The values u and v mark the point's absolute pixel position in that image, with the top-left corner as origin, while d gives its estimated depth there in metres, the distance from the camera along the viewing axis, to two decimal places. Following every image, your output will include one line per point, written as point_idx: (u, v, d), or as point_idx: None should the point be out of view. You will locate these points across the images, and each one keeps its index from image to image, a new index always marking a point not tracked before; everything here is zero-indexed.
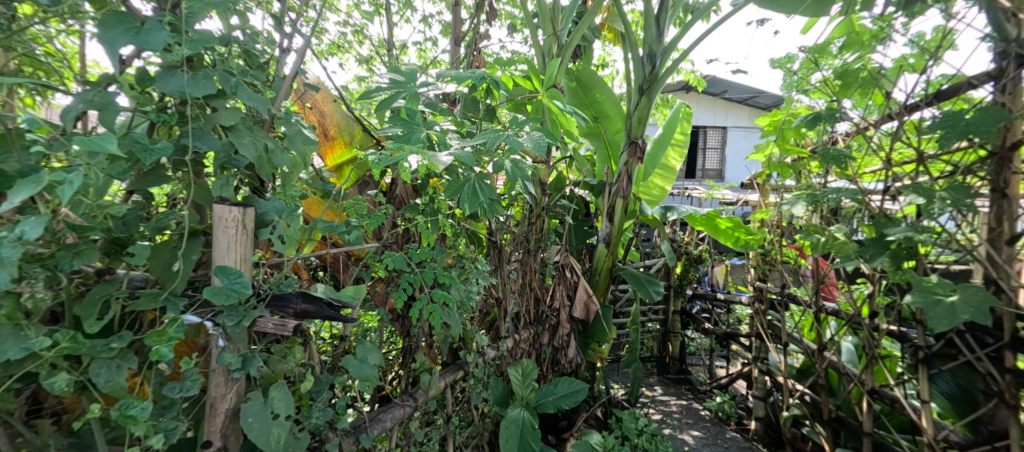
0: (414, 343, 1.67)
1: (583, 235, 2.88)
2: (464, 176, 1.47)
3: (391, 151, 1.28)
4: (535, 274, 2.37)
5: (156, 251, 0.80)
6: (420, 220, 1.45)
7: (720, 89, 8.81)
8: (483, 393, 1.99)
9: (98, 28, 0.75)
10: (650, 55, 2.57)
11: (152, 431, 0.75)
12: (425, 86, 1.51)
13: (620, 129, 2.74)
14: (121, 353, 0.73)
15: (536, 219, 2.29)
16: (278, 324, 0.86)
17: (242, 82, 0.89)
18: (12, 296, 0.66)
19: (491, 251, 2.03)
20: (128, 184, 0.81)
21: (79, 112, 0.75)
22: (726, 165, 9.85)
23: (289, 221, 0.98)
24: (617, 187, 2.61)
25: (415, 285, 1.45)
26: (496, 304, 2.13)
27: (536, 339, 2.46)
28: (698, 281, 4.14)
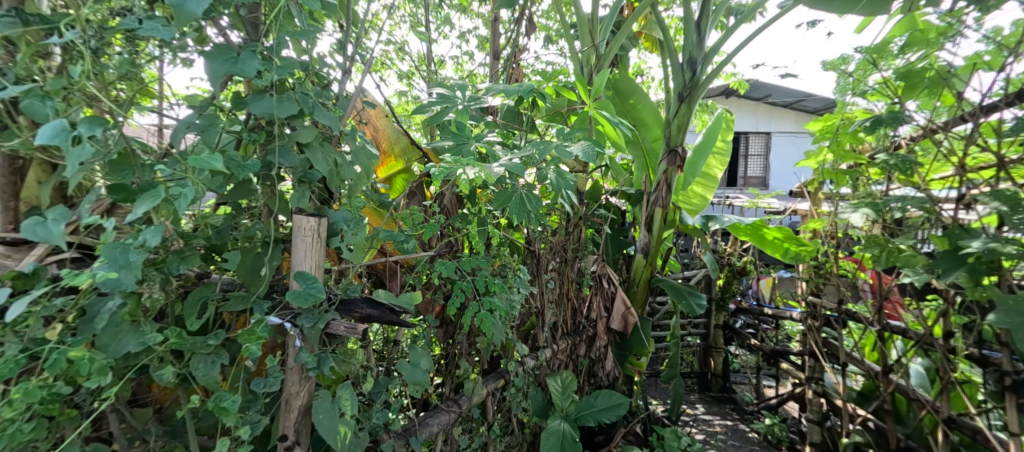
0: (458, 351, 1.71)
1: (620, 246, 2.84)
2: (513, 187, 1.51)
3: (450, 163, 1.32)
4: (573, 284, 2.37)
5: (245, 257, 0.87)
6: (471, 230, 1.50)
7: (764, 94, 8.48)
8: (523, 402, 1.99)
9: (203, 58, 0.82)
10: (691, 61, 2.53)
11: (241, 422, 0.80)
12: (474, 100, 1.59)
13: (659, 137, 2.69)
14: (216, 349, 0.79)
15: (573, 228, 2.28)
16: (349, 327, 0.90)
17: (318, 102, 0.96)
18: (135, 295, 0.74)
19: (529, 260, 2.04)
20: (223, 196, 0.88)
21: (186, 133, 0.82)
22: (771, 173, 9.51)
23: (356, 230, 1.04)
24: (656, 196, 2.58)
25: (466, 292, 1.50)
26: (535, 313, 2.13)
27: (574, 350, 2.45)
28: (742, 294, 3.99)
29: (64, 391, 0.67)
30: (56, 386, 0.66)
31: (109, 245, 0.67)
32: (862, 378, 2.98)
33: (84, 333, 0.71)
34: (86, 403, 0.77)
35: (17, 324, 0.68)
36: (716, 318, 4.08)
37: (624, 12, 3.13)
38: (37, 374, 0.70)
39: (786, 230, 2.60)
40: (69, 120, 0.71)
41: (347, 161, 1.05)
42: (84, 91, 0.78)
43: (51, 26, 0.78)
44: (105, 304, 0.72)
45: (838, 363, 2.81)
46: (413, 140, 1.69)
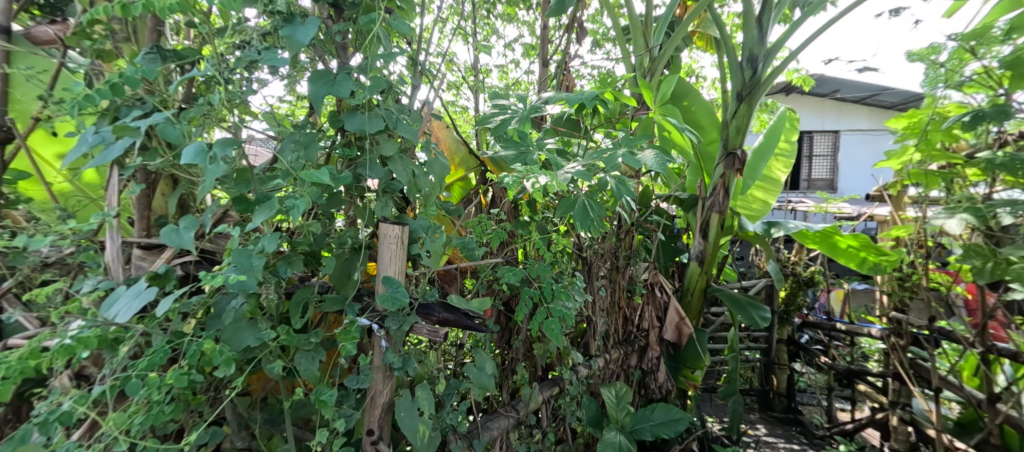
0: (516, 356, 1.73)
1: (673, 254, 2.76)
2: (575, 195, 1.52)
3: (522, 172, 1.33)
4: (624, 292, 2.32)
5: (339, 262, 0.95)
6: (536, 237, 1.53)
7: (832, 89, 7.88)
8: (577, 411, 1.97)
9: (307, 83, 0.91)
10: (751, 60, 2.42)
11: (337, 415, 0.86)
12: (534, 110, 1.58)
13: (714, 139, 2.57)
14: (316, 346, 0.87)
15: (625, 235, 2.23)
16: (432, 329, 0.95)
17: (400, 118, 1.02)
18: (255, 294, 0.83)
19: (583, 266, 1.99)
20: (321, 206, 0.94)
21: (292, 149, 0.89)
22: (841, 175, 8.83)
23: (433, 237, 1.08)
24: (712, 201, 2.45)
25: (532, 297, 1.52)
26: (587, 321, 2.09)
27: (625, 360, 2.38)
28: (808, 309, 3.74)
29: (197, 378, 0.77)
30: (193, 373, 0.75)
31: (236, 251, 0.75)
32: (955, 405, 2.72)
33: (213, 327, 0.80)
34: (212, 390, 0.86)
35: (161, 318, 0.78)
36: (780, 332, 3.82)
37: (678, 12, 3.06)
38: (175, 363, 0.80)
39: (864, 238, 2.30)
40: (206, 142, 0.81)
41: (423, 171, 1.08)
42: (218, 117, 0.88)
43: (185, 61, 0.90)
44: (230, 302, 0.81)
45: (926, 388, 2.57)
46: (473, 151, 1.67)
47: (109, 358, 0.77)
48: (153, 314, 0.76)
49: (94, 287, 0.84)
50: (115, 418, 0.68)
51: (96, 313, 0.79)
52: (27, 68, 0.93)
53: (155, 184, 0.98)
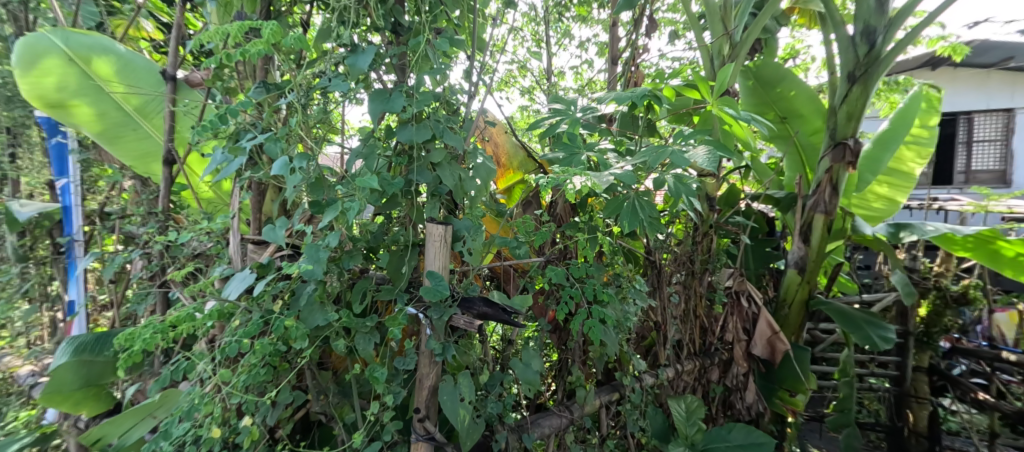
0: (570, 357, 1.73)
1: (770, 259, 2.38)
2: (624, 194, 1.37)
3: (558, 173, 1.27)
4: (702, 300, 2.17)
5: (392, 257, 1.06)
6: (581, 237, 1.49)
7: (1001, 57, 5.94)
8: (641, 421, 1.84)
9: (365, 103, 1.04)
10: (868, 33, 2.18)
11: (388, 390, 0.97)
12: (587, 110, 1.54)
13: (818, 129, 2.37)
14: (373, 330, 0.98)
15: (701, 238, 2.10)
16: (468, 321, 1.02)
17: (448, 127, 1.11)
18: (323, 282, 0.96)
19: (649, 270, 1.95)
20: (377, 207, 1.05)
21: (356, 162, 1.03)
22: (1016, 164, 6.94)
23: (475, 237, 1.13)
24: (815, 200, 2.21)
25: (575, 299, 1.46)
26: (655, 328, 2.02)
27: (703, 374, 2.21)
28: (959, 331, 3.15)
29: (282, 349, 0.91)
30: (278, 344, 0.89)
31: (310, 246, 0.89)
32: None
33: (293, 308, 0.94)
34: (293, 362, 1.00)
35: (260, 298, 0.95)
36: (916, 358, 3.08)
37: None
38: (267, 335, 0.95)
39: None
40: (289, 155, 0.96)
41: (470, 176, 1.17)
42: (297, 133, 1.03)
43: (281, 91, 1.08)
44: (306, 287, 0.94)
45: None
46: (531, 154, 1.71)
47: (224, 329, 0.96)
48: (254, 293, 0.92)
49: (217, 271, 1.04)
50: (224, 376, 0.85)
51: (216, 293, 0.98)
52: (185, 106, 1.26)
53: (265, 193, 1.17)
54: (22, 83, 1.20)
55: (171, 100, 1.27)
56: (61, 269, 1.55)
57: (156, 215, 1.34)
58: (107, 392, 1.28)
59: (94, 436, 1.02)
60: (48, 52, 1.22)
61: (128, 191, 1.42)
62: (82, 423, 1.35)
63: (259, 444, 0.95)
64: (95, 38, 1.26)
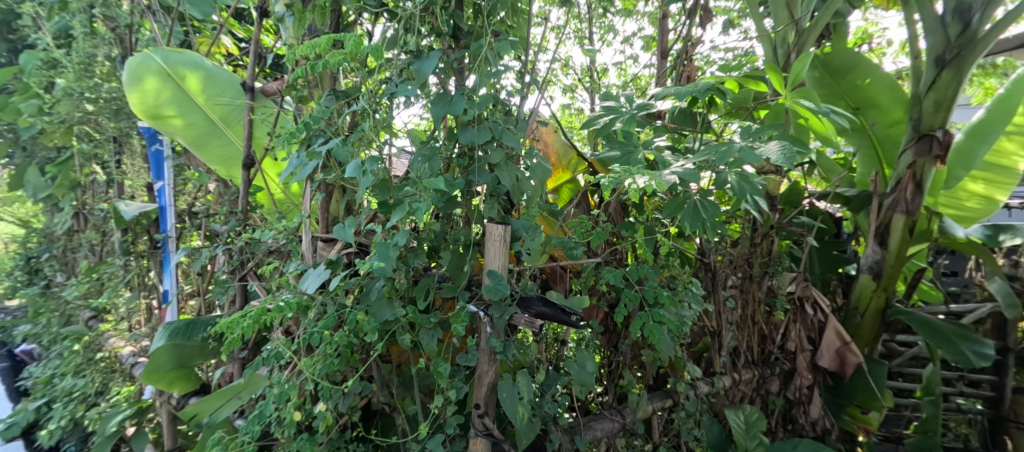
0: (622, 360, 1.70)
1: (836, 263, 2.22)
2: (685, 194, 1.28)
3: (618, 172, 1.19)
4: (761, 306, 2.06)
5: (454, 257, 1.10)
6: (639, 239, 1.40)
7: None
8: (695, 430, 1.78)
9: (429, 107, 1.07)
10: (961, 11, 1.94)
11: (450, 385, 0.99)
12: (642, 107, 1.44)
13: (898, 120, 2.18)
14: (436, 326, 1.01)
15: (761, 239, 2.00)
16: (529, 319, 1.03)
17: (506, 128, 1.11)
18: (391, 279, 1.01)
19: (704, 274, 1.86)
20: (438, 208, 1.08)
21: (419, 164, 1.06)
22: None
23: (533, 236, 1.13)
24: (894, 199, 2.03)
25: (634, 302, 1.44)
26: (710, 333, 1.95)
27: (762, 384, 2.10)
28: None
29: (354, 342, 0.96)
30: (351, 337, 0.94)
31: (380, 244, 0.93)
32: None
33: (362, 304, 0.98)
34: (363, 354, 1.04)
35: (334, 292, 1.00)
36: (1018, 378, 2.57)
37: None
38: (340, 328, 1.01)
39: None
40: (361, 158, 1.01)
41: (526, 176, 1.17)
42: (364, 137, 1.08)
43: (350, 98, 1.13)
44: (375, 284, 0.98)
45: None
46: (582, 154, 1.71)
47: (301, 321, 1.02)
48: (329, 288, 0.98)
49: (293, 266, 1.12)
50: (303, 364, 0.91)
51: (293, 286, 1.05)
52: (262, 114, 1.36)
53: (332, 192, 1.24)
54: (130, 98, 1.36)
55: (250, 106, 1.34)
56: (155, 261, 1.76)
57: (235, 214, 1.43)
58: (192, 371, 1.45)
59: (191, 412, 1.12)
60: (150, 69, 1.37)
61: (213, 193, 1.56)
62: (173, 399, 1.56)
63: (332, 429, 1.02)
64: (187, 55, 1.41)
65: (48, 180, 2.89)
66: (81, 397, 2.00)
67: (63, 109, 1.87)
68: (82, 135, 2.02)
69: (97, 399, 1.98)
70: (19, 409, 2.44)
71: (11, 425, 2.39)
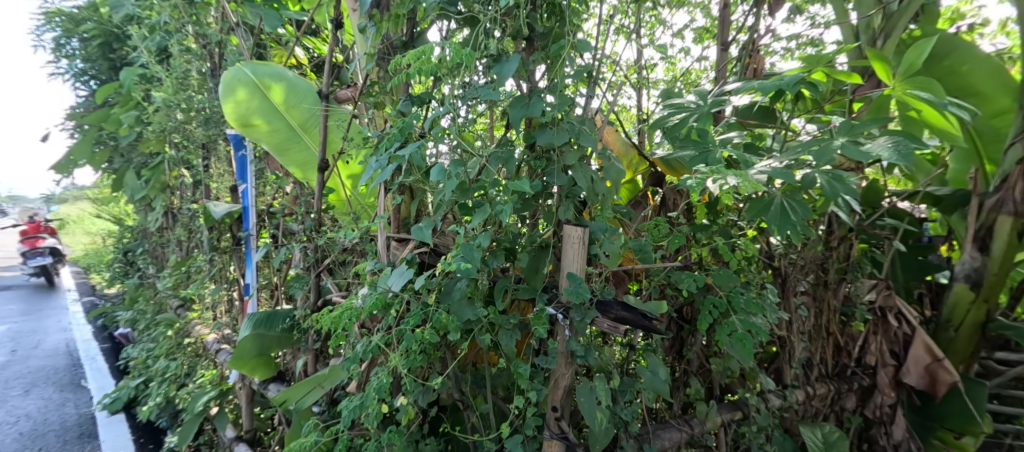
0: (689, 368, 1.62)
1: (924, 270, 1.96)
2: (770, 194, 1.20)
3: (707, 172, 1.10)
4: (835, 315, 1.89)
5: (533, 258, 1.09)
6: (721, 242, 1.25)
7: None
8: (768, 447, 1.67)
9: (509, 110, 1.06)
10: None
11: (530, 386, 1.01)
12: (718, 103, 1.30)
13: (1005, 109, 1.83)
14: (515, 326, 1.02)
15: (837, 244, 1.80)
16: (612, 325, 1.01)
17: (584, 129, 1.08)
18: (473, 279, 1.02)
19: (774, 277, 1.77)
20: (517, 210, 1.08)
21: (498, 165, 1.05)
22: None
23: (611, 238, 1.10)
24: (1000, 198, 1.73)
25: (719, 308, 1.30)
26: (780, 343, 1.83)
27: (837, 399, 1.96)
28: None
29: (437, 340, 0.98)
30: (435, 335, 0.97)
31: (465, 245, 0.96)
32: None
33: (444, 303, 1.00)
34: (443, 352, 1.07)
35: (417, 291, 1.03)
36: None
37: None
38: (423, 326, 1.04)
39: None
40: (445, 163, 1.04)
41: (602, 177, 1.12)
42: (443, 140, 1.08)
43: (427, 102, 1.15)
44: (457, 284, 1.00)
45: None
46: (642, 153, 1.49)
47: (383, 317, 1.06)
48: (412, 287, 1.00)
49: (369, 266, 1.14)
50: (390, 359, 0.94)
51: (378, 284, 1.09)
52: (337, 120, 1.42)
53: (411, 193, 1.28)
54: (225, 108, 1.44)
55: (326, 110, 1.39)
56: (238, 256, 1.88)
57: (313, 214, 1.49)
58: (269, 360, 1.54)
59: (280, 398, 1.17)
60: (240, 81, 1.45)
61: (292, 194, 1.63)
62: (253, 383, 1.72)
63: (412, 423, 1.05)
64: (273, 68, 1.49)
65: (142, 183, 3.14)
66: (173, 377, 2.33)
67: (161, 119, 2.13)
68: (177, 142, 2.21)
69: (185, 380, 2.29)
70: (122, 385, 2.88)
71: (115, 400, 2.84)
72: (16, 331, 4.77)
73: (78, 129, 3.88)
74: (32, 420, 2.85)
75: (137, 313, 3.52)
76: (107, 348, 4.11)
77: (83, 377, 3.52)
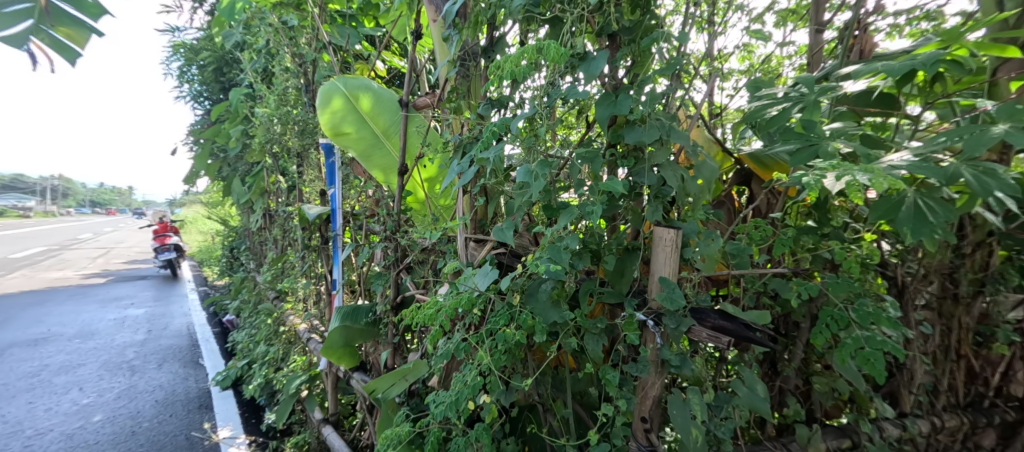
0: (784, 386, 1.34)
1: None
2: (902, 192, 1.06)
3: (825, 168, 1.00)
4: (970, 335, 1.58)
5: (621, 260, 1.03)
6: (837, 246, 1.11)
7: None
8: None
9: (595, 109, 1.00)
10: None
11: (620, 393, 0.97)
12: (828, 90, 1.15)
13: None
14: (603, 331, 0.98)
15: (978, 254, 1.48)
16: (712, 335, 0.94)
17: (675, 125, 1.00)
18: (559, 281, 0.99)
19: (887, 287, 1.47)
20: (603, 211, 1.03)
21: (582, 166, 0.99)
22: None
23: (707, 240, 1.02)
24: None
25: (840, 322, 1.11)
26: (897, 365, 1.55)
27: (971, 436, 1.66)
28: None
29: (523, 341, 0.97)
30: (522, 336, 0.95)
31: (552, 247, 0.93)
32: None
33: (530, 305, 0.98)
34: (525, 353, 1.05)
35: (501, 292, 1.02)
36: None
37: None
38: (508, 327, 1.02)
39: None
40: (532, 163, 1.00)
41: (693, 176, 1.04)
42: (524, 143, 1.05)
43: (505, 105, 1.12)
44: (542, 285, 0.98)
45: None
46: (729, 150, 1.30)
47: (466, 317, 1.06)
48: (497, 287, 0.99)
49: (448, 264, 1.12)
50: (476, 357, 0.94)
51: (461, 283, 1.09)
52: (416, 125, 1.39)
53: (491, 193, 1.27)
54: (321, 118, 1.49)
55: (405, 117, 1.38)
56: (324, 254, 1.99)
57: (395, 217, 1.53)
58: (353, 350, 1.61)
59: (370, 387, 1.19)
60: (331, 93, 1.51)
61: (375, 197, 1.70)
62: (337, 371, 1.82)
63: (495, 422, 1.05)
64: (362, 81, 1.54)
65: (245, 188, 3.45)
66: (271, 361, 2.55)
67: (262, 129, 2.32)
68: (274, 150, 2.40)
69: (280, 365, 2.49)
70: (231, 365, 3.20)
71: (226, 377, 3.16)
72: (151, 313, 5.47)
73: (196, 142, 4.41)
74: (164, 389, 3.21)
75: (241, 303, 3.88)
76: (219, 331, 4.61)
77: (200, 356, 3.93)
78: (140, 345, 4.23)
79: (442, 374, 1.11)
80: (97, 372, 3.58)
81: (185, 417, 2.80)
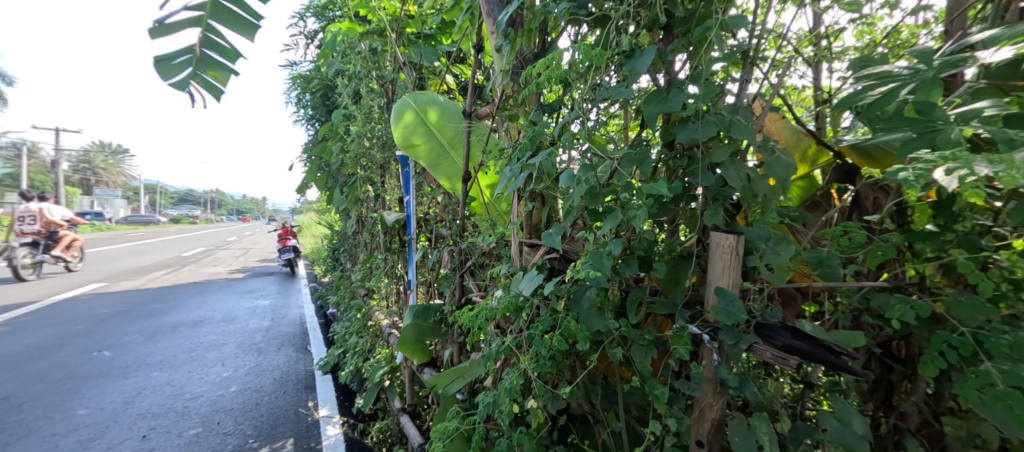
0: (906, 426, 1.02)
1: None
2: None
3: (937, 159, 0.80)
4: None
5: (672, 268, 0.96)
6: (961, 258, 0.89)
7: None
8: None
9: (644, 107, 0.96)
10: None
11: (669, 411, 0.90)
12: (952, 64, 0.94)
13: None
14: (651, 342, 0.92)
15: None
16: (778, 355, 0.83)
17: (737, 119, 0.90)
18: (605, 288, 0.96)
19: None
20: (654, 214, 0.97)
21: (630, 167, 0.94)
22: None
23: (778, 248, 0.88)
24: None
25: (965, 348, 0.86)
26: None
27: None
28: None
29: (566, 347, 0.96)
30: (564, 342, 0.95)
31: (593, 252, 0.91)
32: None
33: (574, 311, 0.97)
34: (573, 360, 1.04)
35: (546, 297, 1.03)
36: None
37: None
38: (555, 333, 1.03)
39: None
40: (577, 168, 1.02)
41: (762, 174, 0.91)
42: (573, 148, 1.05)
43: (558, 109, 1.13)
44: (586, 292, 0.96)
45: None
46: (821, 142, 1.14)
47: (516, 320, 1.09)
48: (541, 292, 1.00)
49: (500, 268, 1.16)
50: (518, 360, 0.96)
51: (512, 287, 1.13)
52: (478, 134, 1.50)
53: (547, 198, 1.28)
54: (393, 131, 1.60)
55: (468, 127, 1.46)
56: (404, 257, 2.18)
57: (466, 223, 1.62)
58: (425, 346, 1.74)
59: (432, 383, 1.28)
60: (402, 109, 1.62)
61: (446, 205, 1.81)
62: (414, 365, 1.98)
63: (543, 427, 1.05)
64: (430, 95, 1.64)
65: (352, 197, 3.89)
66: (362, 351, 2.85)
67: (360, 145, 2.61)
68: (368, 163, 2.67)
69: (370, 355, 2.77)
70: (330, 353, 3.61)
71: (326, 363, 3.59)
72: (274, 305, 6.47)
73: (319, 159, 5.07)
74: (280, 370, 3.80)
75: (340, 297, 4.35)
76: (322, 322, 5.29)
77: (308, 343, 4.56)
78: (266, 331, 5.02)
79: (495, 374, 1.16)
80: (237, 351, 4.32)
81: (294, 395, 3.29)
